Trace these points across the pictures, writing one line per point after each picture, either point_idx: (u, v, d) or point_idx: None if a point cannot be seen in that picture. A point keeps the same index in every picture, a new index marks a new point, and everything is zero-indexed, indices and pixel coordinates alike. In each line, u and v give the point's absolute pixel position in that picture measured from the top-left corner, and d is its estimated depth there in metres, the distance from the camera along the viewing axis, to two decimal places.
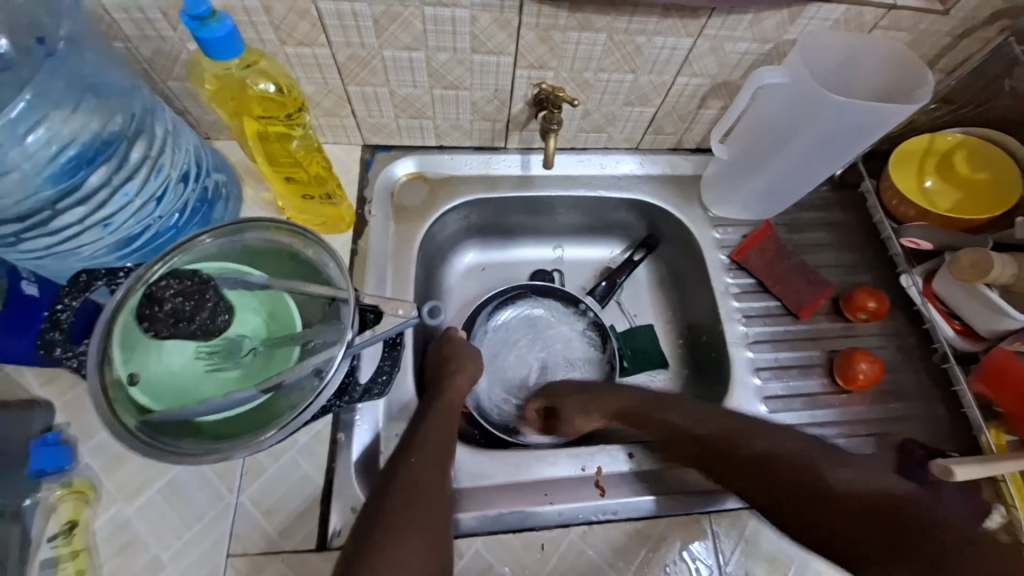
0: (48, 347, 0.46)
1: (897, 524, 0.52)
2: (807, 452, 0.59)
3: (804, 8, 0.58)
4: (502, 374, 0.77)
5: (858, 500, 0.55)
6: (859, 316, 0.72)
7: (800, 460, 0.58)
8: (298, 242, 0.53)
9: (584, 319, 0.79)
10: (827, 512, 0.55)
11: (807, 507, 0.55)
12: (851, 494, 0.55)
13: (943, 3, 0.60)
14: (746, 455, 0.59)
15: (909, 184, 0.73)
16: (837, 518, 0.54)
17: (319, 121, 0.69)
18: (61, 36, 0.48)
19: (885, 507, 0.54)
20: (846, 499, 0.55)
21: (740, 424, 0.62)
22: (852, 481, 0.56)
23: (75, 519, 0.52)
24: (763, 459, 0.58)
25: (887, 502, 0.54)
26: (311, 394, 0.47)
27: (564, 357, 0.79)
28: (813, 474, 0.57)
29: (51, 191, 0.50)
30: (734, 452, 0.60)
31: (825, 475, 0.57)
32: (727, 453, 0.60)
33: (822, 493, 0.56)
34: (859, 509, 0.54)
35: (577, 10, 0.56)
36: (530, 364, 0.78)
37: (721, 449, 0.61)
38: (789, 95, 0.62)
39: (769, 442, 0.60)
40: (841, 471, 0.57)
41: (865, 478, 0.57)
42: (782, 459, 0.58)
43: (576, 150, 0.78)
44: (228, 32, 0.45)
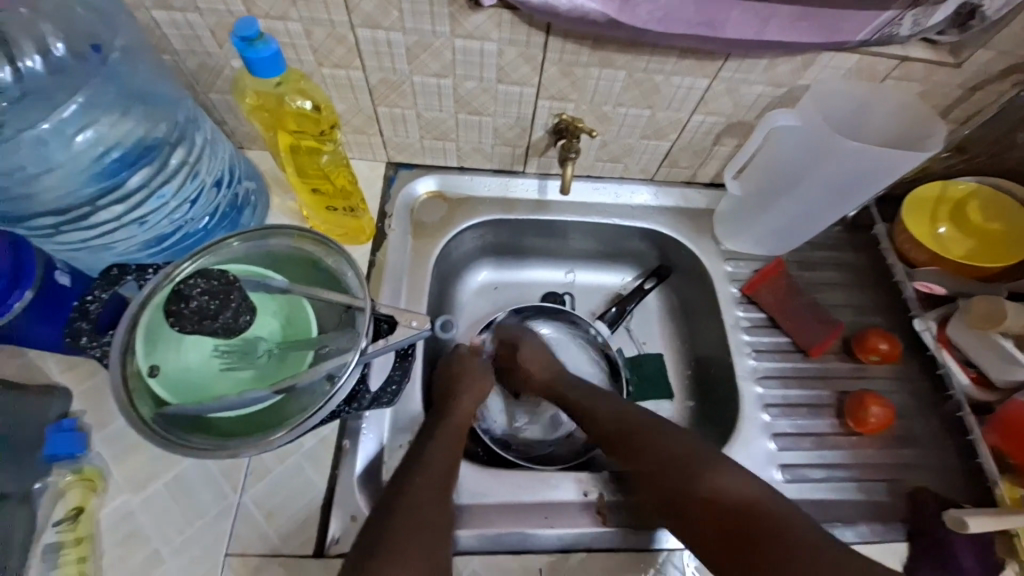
0: (74, 335, 0.48)
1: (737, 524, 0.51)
2: (704, 458, 0.57)
3: (818, 56, 0.60)
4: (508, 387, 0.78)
5: (724, 503, 0.53)
6: (871, 358, 0.72)
7: (683, 460, 0.57)
8: (320, 250, 0.55)
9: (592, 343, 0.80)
10: (703, 515, 0.53)
11: (680, 500, 0.55)
12: (716, 499, 0.53)
13: (956, 56, 0.62)
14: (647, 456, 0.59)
15: (923, 229, 0.73)
16: (719, 528, 0.52)
17: (349, 138, 0.73)
18: (116, 45, 0.53)
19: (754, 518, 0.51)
20: (708, 499, 0.54)
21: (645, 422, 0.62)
22: (726, 483, 0.54)
23: (82, 505, 0.53)
24: (658, 458, 0.58)
25: (748, 509, 0.52)
26: (321, 399, 0.48)
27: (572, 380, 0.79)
28: (683, 478, 0.56)
29: (93, 189, 0.53)
30: (628, 444, 0.61)
31: (701, 478, 0.55)
32: (630, 446, 0.61)
33: (695, 493, 0.54)
34: (722, 513, 0.53)
35: (599, 49, 0.59)
36: None
37: (628, 445, 0.61)
38: (798, 138, 0.64)
39: (660, 445, 0.59)
40: (728, 473, 0.55)
41: (739, 485, 0.54)
42: (668, 455, 0.58)
43: (592, 178, 0.81)
44: (273, 54, 0.49)
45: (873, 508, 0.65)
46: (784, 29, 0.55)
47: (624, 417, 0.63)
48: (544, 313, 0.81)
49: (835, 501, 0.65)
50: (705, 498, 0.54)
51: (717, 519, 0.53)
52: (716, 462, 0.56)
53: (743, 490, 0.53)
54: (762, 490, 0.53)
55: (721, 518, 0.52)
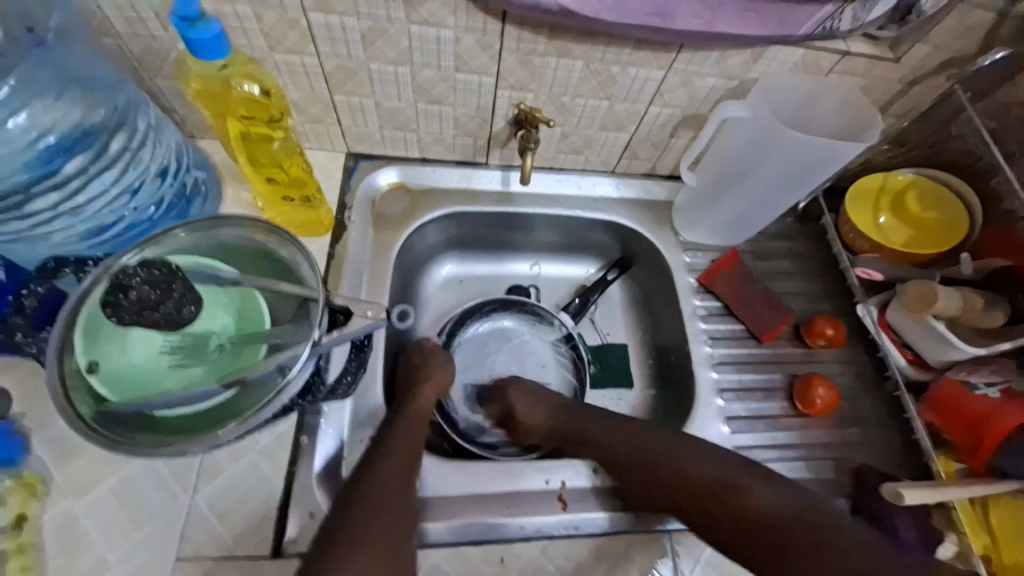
0: (9, 331, 0.47)
1: (789, 539, 0.52)
2: (729, 474, 0.57)
3: (765, 50, 0.63)
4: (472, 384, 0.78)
5: (771, 516, 0.53)
6: (819, 342, 0.75)
7: (710, 482, 0.57)
8: (273, 240, 0.54)
9: (557, 333, 0.81)
10: (749, 534, 0.53)
11: (721, 522, 0.55)
12: (769, 512, 0.54)
13: (893, 52, 0.65)
14: (669, 481, 0.59)
15: (867, 221, 0.77)
16: (763, 545, 0.53)
17: (304, 127, 0.71)
18: (50, 27, 0.50)
19: (794, 530, 0.52)
20: (758, 516, 0.54)
21: (665, 443, 0.61)
22: (761, 498, 0.55)
23: (24, 513, 0.50)
24: (677, 481, 0.58)
25: (794, 522, 0.53)
26: (273, 391, 0.47)
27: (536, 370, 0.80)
28: (722, 497, 0.56)
29: (25, 176, 0.50)
30: (651, 467, 0.60)
31: (744, 491, 0.56)
32: (641, 468, 0.61)
33: (735, 513, 0.55)
34: (765, 530, 0.53)
35: (555, 38, 0.60)
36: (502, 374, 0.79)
37: (643, 468, 0.61)
38: (751, 130, 0.66)
39: (681, 463, 0.59)
40: (763, 489, 0.55)
41: (774, 498, 0.55)
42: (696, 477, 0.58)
43: (555, 170, 0.81)
44: (215, 34, 0.47)
45: (822, 485, 0.68)
46: (733, 21, 0.57)
47: (633, 439, 0.63)
48: (510, 305, 0.81)
49: None
50: (748, 516, 0.54)
51: (769, 535, 0.53)
52: (745, 481, 0.56)
53: (781, 500, 0.55)
54: (798, 501, 0.54)
55: (762, 533, 0.53)
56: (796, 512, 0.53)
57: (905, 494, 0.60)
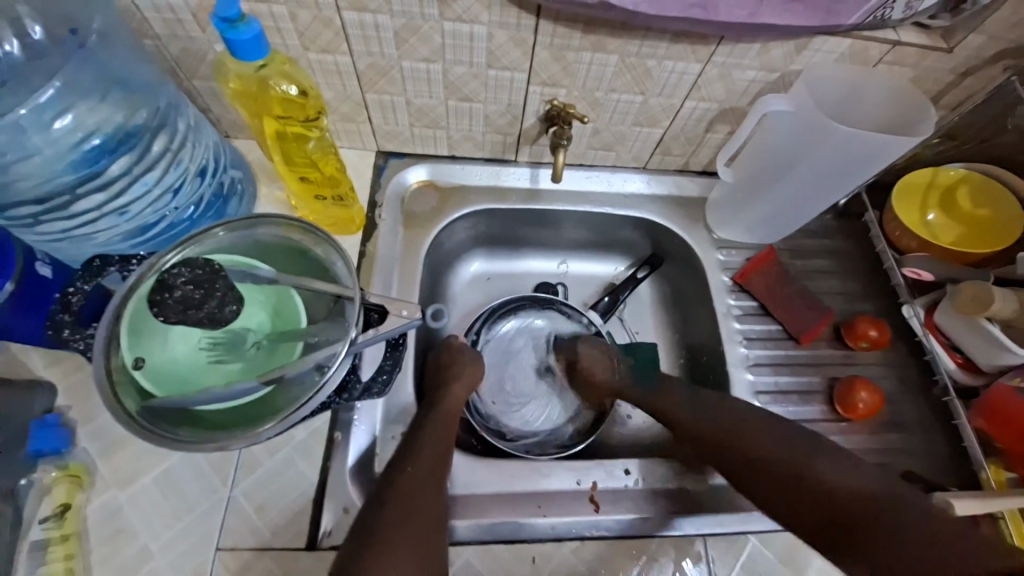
0: (56, 328, 0.47)
1: (791, 480, 0.56)
2: (742, 421, 0.61)
3: (810, 41, 0.60)
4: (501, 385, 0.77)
5: (764, 453, 0.58)
6: (861, 344, 0.72)
7: (722, 426, 0.61)
8: (308, 239, 0.54)
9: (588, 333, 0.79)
10: (759, 473, 0.58)
11: (737, 467, 0.59)
12: (769, 455, 0.58)
13: (948, 41, 0.61)
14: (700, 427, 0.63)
15: (913, 218, 0.74)
16: (769, 479, 0.57)
17: (337, 126, 0.72)
18: (94, 29, 0.51)
19: (792, 468, 0.56)
20: (753, 456, 0.58)
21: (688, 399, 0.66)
22: (767, 442, 0.59)
23: (68, 502, 0.52)
24: (706, 425, 0.62)
25: (785, 462, 0.57)
26: (311, 390, 0.47)
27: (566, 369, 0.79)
28: (735, 440, 0.60)
29: (72, 177, 0.51)
30: (679, 421, 0.65)
31: (745, 439, 0.60)
32: (674, 413, 0.66)
33: (747, 455, 0.59)
34: (770, 471, 0.57)
35: (591, 32, 0.58)
36: (531, 373, 0.79)
37: (678, 414, 0.65)
38: (794, 123, 0.64)
39: (715, 414, 0.63)
40: (765, 433, 0.59)
41: (779, 440, 0.59)
42: (712, 426, 0.62)
43: (584, 166, 0.80)
44: (254, 35, 0.47)
45: None
46: (779, 11, 0.55)
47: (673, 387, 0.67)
48: (537, 304, 0.80)
49: None
50: (761, 457, 0.58)
51: (777, 473, 0.57)
52: (758, 424, 0.60)
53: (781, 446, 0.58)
54: (800, 445, 0.58)
55: (768, 469, 0.57)
56: (776, 452, 0.58)
57: (955, 504, 0.57)
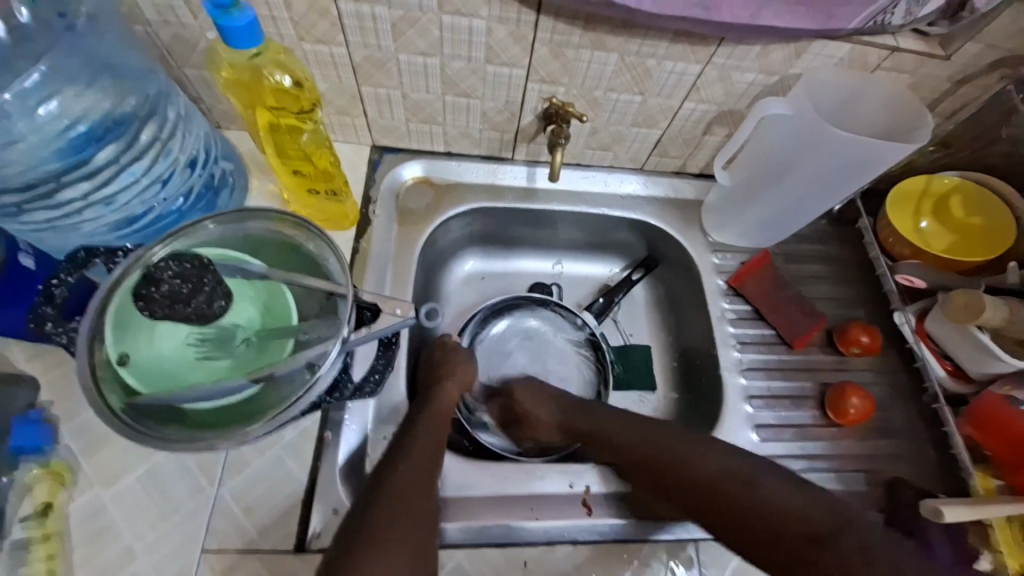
0: (39, 321, 0.46)
1: (734, 503, 0.52)
2: (677, 444, 0.58)
3: (810, 44, 0.60)
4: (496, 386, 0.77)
5: (704, 482, 0.55)
6: (852, 350, 0.73)
7: (659, 447, 0.58)
8: (301, 235, 0.53)
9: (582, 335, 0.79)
10: (696, 505, 0.55)
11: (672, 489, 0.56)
12: (707, 476, 0.55)
13: (944, 48, 0.62)
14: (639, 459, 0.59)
15: (907, 226, 0.74)
16: (709, 512, 0.54)
17: (331, 119, 0.70)
18: (82, 12, 0.49)
19: (728, 493, 0.53)
20: (693, 486, 0.55)
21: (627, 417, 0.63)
22: (705, 463, 0.55)
23: (51, 501, 0.51)
24: (644, 456, 0.59)
25: (727, 484, 0.54)
26: (301, 389, 0.46)
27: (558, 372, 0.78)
28: (672, 460, 0.57)
29: (57, 165, 0.50)
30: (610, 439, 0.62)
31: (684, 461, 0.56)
32: (614, 439, 0.62)
33: (686, 484, 0.55)
34: (712, 493, 0.54)
35: (591, 29, 0.58)
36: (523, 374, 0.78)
37: (618, 445, 0.61)
38: (791, 126, 0.63)
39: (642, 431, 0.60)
40: (707, 454, 0.56)
41: (721, 464, 0.55)
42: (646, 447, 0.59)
43: (581, 166, 0.79)
44: (249, 22, 0.46)
45: (853, 497, 0.66)
46: (780, 13, 0.54)
47: (611, 416, 0.63)
48: (532, 305, 0.80)
49: None
50: (701, 485, 0.55)
51: (719, 506, 0.53)
52: (695, 445, 0.57)
53: (722, 467, 0.55)
54: (737, 471, 0.54)
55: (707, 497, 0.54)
56: (723, 480, 0.54)
57: (945, 511, 0.58)
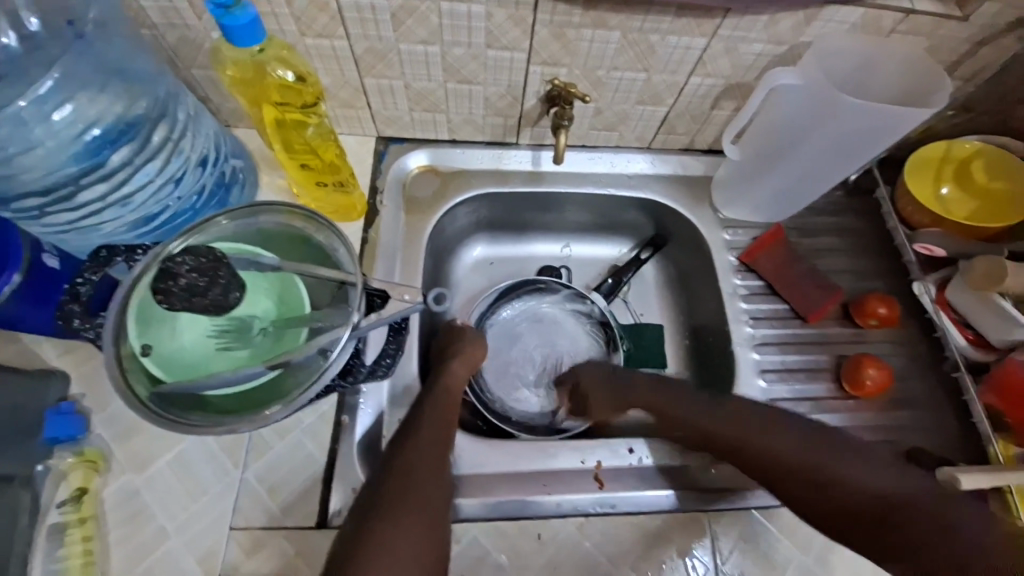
0: (66, 318, 0.48)
1: (891, 519, 0.52)
2: (817, 450, 0.56)
3: (821, 10, 0.58)
4: (503, 366, 0.78)
5: (867, 501, 0.53)
6: (870, 323, 0.72)
7: (802, 456, 0.56)
8: (310, 226, 0.54)
9: (591, 317, 0.79)
10: (855, 519, 0.53)
11: (812, 501, 0.54)
12: (859, 494, 0.53)
13: (962, 9, 0.59)
14: (806, 476, 0.55)
15: (926, 191, 0.72)
16: (867, 529, 0.52)
17: (336, 112, 0.71)
18: (91, 19, 0.51)
19: (889, 510, 0.52)
20: (852, 502, 0.53)
21: (764, 423, 0.59)
22: (861, 479, 0.54)
23: (85, 487, 0.54)
24: (791, 460, 0.56)
25: (888, 503, 0.52)
26: (316, 373, 0.48)
27: (569, 353, 0.79)
28: (820, 473, 0.55)
29: (75, 169, 0.52)
30: (748, 453, 0.58)
31: (834, 475, 0.54)
32: (745, 452, 0.58)
33: (837, 491, 0.54)
34: (868, 510, 0.53)
35: (591, 8, 0.57)
36: (534, 356, 0.79)
37: (745, 451, 0.58)
38: (801, 97, 0.62)
39: (791, 440, 0.57)
40: (856, 468, 0.55)
41: (879, 480, 0.54)
42: (792, 457, 0.56)
43: (587, 148, 0.79)
44: (250, 19, 0.47)
45: None
46: None
47: (759, 426, 0.59)
48: (538, 287, 0.80)
49: None
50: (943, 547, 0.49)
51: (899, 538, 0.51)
52: (846, 457, 0.56)
53: (882, 482, 0.54)
54: (898, 483, 0.54)
55: (865, 507, 0.53)
56: (904, 500, 0.52)
57: (962, 478, 0.55)
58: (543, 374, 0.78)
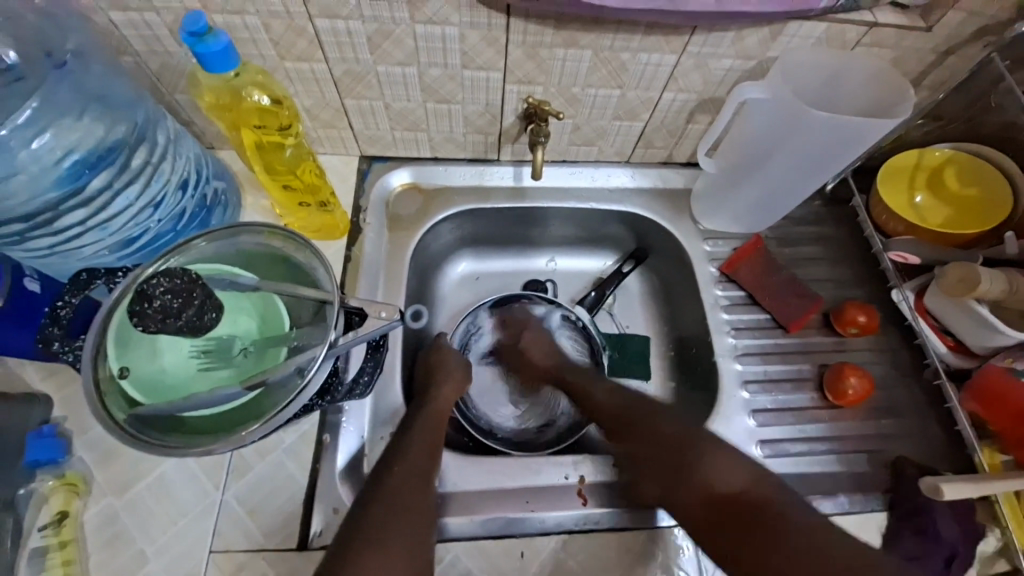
0: (47, 341, 0.49)
1: (737, 515, 0.49)
2: (694, 437, 0.56)
3: (785, 27, 0.60)
4: (491, 382, 0.78)
5: (715, 493, 0.51)
6: (850, 331, 0.72)
7: (671, 436, 0.57)
8: (289, 246, 0.55)
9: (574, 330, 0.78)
10: (709, 509, 0.51)
11: (669, 483, 0.54)
12: (712, 487, 0.52)
13: (927, 20, 0.61)
14: (673, 464, 0.55)
15: (901, 201, 0.73)
16: (716, 520, 0.50)
17: (320, 133, 0.73)
18: (68, 49, 0.53)
19: (743, 508, 0.49)
20: (702, 490, 0.52)
21: (648, 406, 0.62)
22: (720, 471, 0.52)
23: (65, 509, 0.53)
24: (666, 440, 0.57)
25: (742, 499, 0.50)
26: (292, 392, 0.48)
27: None
28: (685, 460, 0.54)
29: (54, 195, 0.52)
30: (627, 427, 0.61)
31: (693, 465, 0.54)
32: (631, 431, 0.60)
33: (691, 483, 0.53)
34: (717, 502, 0.51)
35: (562, 29, 0.59)
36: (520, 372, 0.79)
37: (651, 444, 0.58)
38: (770, 111, 0.63)
39: (661, 422, 0.59)
40: (722, 459, 0.53)
41: (738, 474, 0.52)
42: (662, 437, 0.57)
43: (567, 163, 0.80)
44: (224, 47, 0.48)
45: (855, 477, 0.65)
46: None
47: (677, 428, 0.58)
48: (522, 303, 0.80)
49: (814, 473, 0.65)
50: (784, 544, 0.46)
51: (736, 525, 0.49)
52: (709, 448, 0.54)
53: (737, 478, 0.51)
54: (759, 480, 0.51)
55: (722, 508, 0.50)
56: (753, 493, 0.50)
57: (944, 490, 0.56)
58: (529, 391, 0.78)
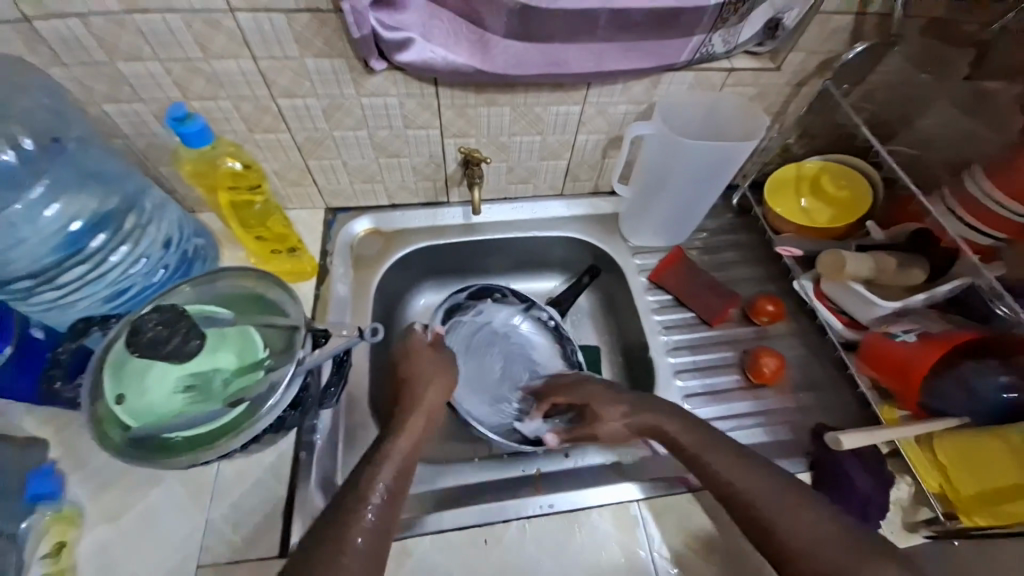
0: (50, 381, 0.59)
1: None
2: (848, 545, 0.50)
3: (661, 77, 0.73)
4: (469, 370, 0.84)
5: None
6: (763, 319, 0.82)
7: (816, 538, 0.51)
8: (261, 285, 0.65)
9: (545, 324, 0.87)
10: None
11: None
12: None
13: (774, 61, 0.74)
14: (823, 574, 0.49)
15: (789, 206, 0.86)
16: None
17: (288, 192, 0.84)
18: (73, 137, 0.64)
19: None
20: None
21: (785, 498, 0.55)
22: None
23: (63, 540, 0.58)
24: (808, 543, 0.51)
25: None
26: (266, 404, 0.56)
27: (528, 359, 0.86)
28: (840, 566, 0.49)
29: (55, 257, 0.62)
30: (758, 517, 0.55)
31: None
32: (765, 524, 0.54)
33: None
34: None
35: (482, 92, 0.72)
36: (493, 363, 0.85)
37: (792, 544, 0.52)
38: (657, 143, 0.76)
39: (805, 519, 0.53)
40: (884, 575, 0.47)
41: None
42: (799, 536, 0.52)
43: (509, 200, 0.92)
44: (200, 128, 0.59)
45: (784, 447, 0.73)
46: (620, 58, 0.67)
47: (764, 483, 0.57)
48: (492, 296, 0.88)
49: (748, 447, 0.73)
50: None
51: None
52: (874, 561, 0.48)
53: None
54: None
55: None
56: None
57: (843, 440, 0.65)
58: (503, 379, 0.84)
